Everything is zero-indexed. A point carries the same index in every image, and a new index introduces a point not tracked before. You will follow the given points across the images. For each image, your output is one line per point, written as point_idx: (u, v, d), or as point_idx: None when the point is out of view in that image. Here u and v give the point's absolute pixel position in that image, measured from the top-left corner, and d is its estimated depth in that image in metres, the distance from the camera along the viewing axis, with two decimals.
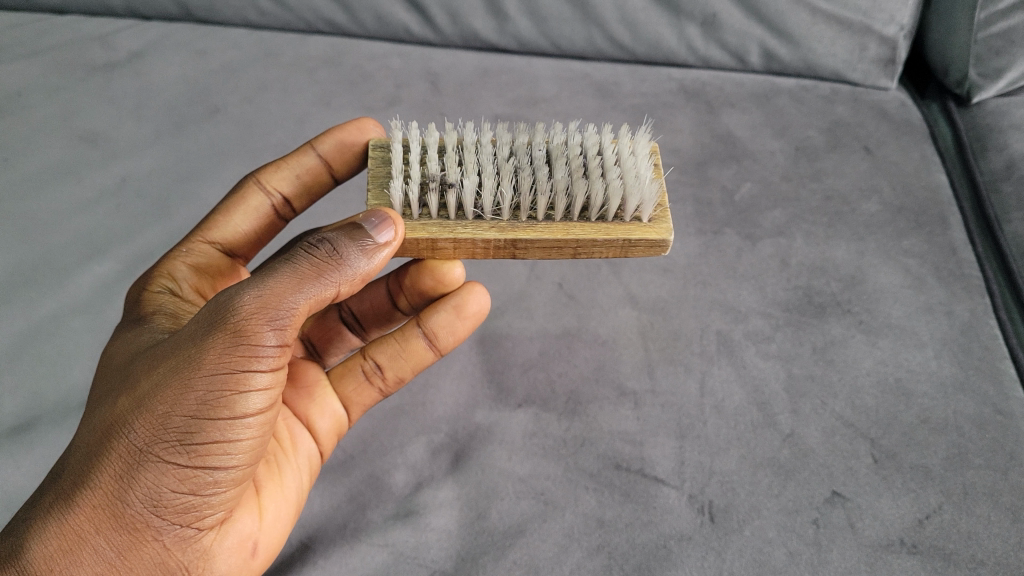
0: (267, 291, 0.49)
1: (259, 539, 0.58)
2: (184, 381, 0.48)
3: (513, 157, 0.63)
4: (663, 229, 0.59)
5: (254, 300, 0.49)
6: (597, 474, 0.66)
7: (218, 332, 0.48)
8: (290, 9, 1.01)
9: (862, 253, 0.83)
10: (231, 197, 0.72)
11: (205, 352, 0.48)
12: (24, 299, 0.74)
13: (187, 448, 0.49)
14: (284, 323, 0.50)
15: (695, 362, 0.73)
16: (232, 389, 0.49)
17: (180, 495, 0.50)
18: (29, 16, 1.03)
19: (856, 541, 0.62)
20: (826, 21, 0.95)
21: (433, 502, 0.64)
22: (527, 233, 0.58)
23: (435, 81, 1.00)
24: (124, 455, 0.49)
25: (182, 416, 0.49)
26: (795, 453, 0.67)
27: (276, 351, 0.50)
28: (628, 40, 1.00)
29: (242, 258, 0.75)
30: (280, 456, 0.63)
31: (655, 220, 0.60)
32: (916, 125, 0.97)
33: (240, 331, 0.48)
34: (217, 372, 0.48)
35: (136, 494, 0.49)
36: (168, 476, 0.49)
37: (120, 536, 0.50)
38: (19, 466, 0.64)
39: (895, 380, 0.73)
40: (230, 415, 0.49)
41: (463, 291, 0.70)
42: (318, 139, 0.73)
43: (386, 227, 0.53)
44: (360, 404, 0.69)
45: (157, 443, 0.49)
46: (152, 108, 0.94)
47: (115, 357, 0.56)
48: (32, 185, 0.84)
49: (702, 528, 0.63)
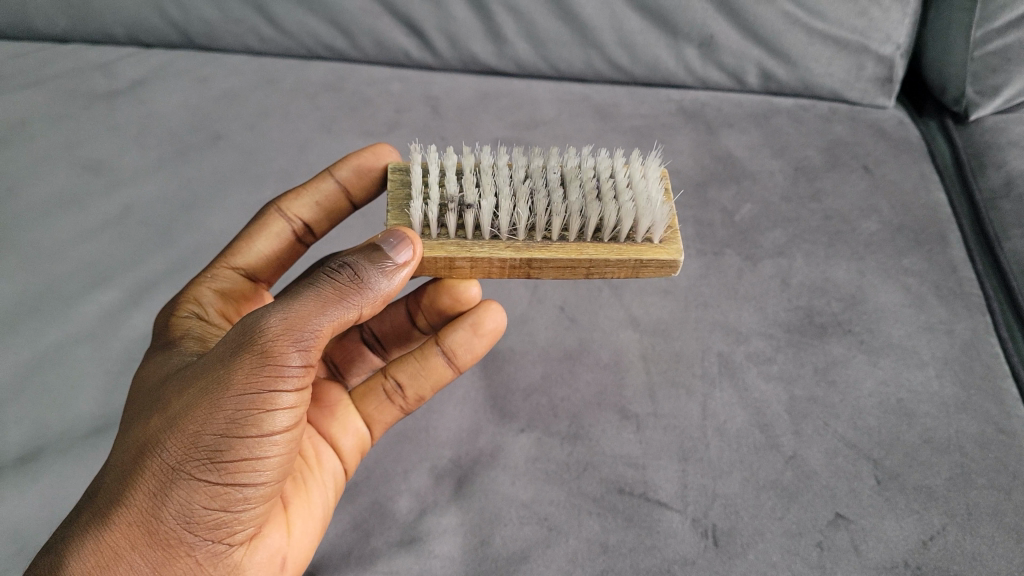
0: (293, 313, 0.50)
1: (287, 554, 0.59)
2: (213, 402, 0.49)
3: (529, 179, 0.64)
4: (677, 249, 0.60)
5: (280, 321, 0.49)
6: (600, 499, 0.66)
7: (245, 354, 0.49)
8: (290, 35, 1.02)
9: (862, 272, 0.83)
10: (254, 223, 0.73)
11: (234, 371, 0.49)
12: (29, 329, 0.75)
13: (217, 465, 0.49)
14: (309, 344, 0.50)
15: (697, 384, 0.74)
16: (259, 408, 0.49)
17: (212, 511, 0.51)
18: (32, 44, 1.04)
19: (860, 564, 0.62)
20: (824, 41, 0.96)
21: (436, 528, 0.64)
22: (542, 252, 0.59)
23: (435, 105, 1.00)
24: (157, 474, 0.49)
25: (211, 435, 0.49)
26: (798, 475, 0.68)
27: (302, 370, 0.50)
28: (627, 62, 1.00)
29: (265, 282, 0.75)
30: (306, 473, 0.65)
31: (668, 240, 0.60)
32: (915, 143, 0.97)
33: (266, 352, 0.49)
34: (245, 393, 0.49)
35: (170, 511, 0.50)
36: (200, 493, 0.50)
37: (154, 552, 0.50)
38: (25, 496, 0.65)
39: (897, 401, 0.73)
40: (258, 433, 0.50)
41: (480, 309, 0.71)
42: (336, 166, 0.74)
43: (404, 248, 0.53)
44: (382, 422, 0.70)
45: (189, 461, 0.49)
46: (154, 135, 0.94)
47: (145, 378, 0.57)
48: (35, 215, 0.84)
49: (706, 553, 0.63)
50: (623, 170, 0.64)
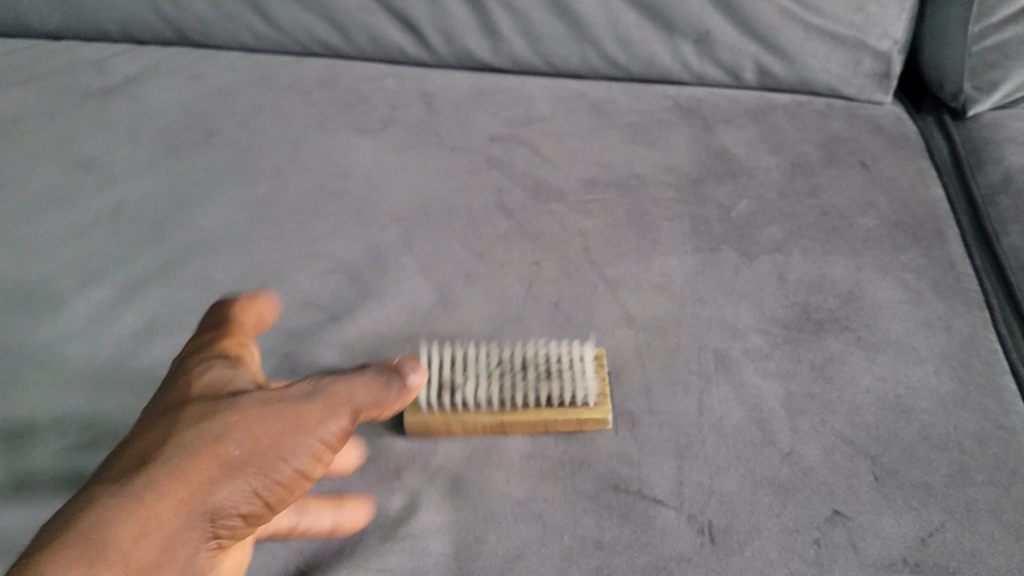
0: (356, 387, 0.55)
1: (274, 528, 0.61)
2: (292, 426, 0.52)
3: None
4: (606, 411, 0.69)
5: (357, 394, 0.55)
6: (595, 496, 0.65)
7: (324, 401, 0.53)
8: (285, 32, 1.02)
9: (860, 268, 0.83)
10: None
11: (302, 386, 0.55)
12: (21, 326, 0.74)
13: (279, 476, 0.51)
14: (364, 410, 0.55)
15: (693, 380, 0.73)
16: (331, 438, 0.53)
17: (255, 516, 0.51)
18: (26, 42, 1.05)
19: (857, 561, 0.62)
20: (821, 37, 0.95)
21: (428, 526, 0.63)
22: None
23: (430, 102, 1.00)
24: (220, 459, 0.50)
25: (287, 450, 0.51)
26: (796, 472, 0.67)
27: (361, 423, 0.55)
28: (623, 58, 1.00)
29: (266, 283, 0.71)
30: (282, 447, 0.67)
31: (601, 402, 0.70)
32: (913, 138, 0.97)
33: (340, 410, 0.54)
34: (319, 433, 0.52)
35: (223, 499, 0.49)
36: (252, 493, 0.50)
37: (196, 538, 0.49)
38: (13, 494, 0.64)
39: (895, 397, 0.72)
40: (324, 463, 0.53)
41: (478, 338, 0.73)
42: None
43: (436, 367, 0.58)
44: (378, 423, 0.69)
45: (258, 461, 0.50)
46: (148, 132, 0.94)
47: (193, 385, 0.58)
48: (26, 212, 0.84)
49: (702, 550, 0.62)
50: (568, 366, 0.71)
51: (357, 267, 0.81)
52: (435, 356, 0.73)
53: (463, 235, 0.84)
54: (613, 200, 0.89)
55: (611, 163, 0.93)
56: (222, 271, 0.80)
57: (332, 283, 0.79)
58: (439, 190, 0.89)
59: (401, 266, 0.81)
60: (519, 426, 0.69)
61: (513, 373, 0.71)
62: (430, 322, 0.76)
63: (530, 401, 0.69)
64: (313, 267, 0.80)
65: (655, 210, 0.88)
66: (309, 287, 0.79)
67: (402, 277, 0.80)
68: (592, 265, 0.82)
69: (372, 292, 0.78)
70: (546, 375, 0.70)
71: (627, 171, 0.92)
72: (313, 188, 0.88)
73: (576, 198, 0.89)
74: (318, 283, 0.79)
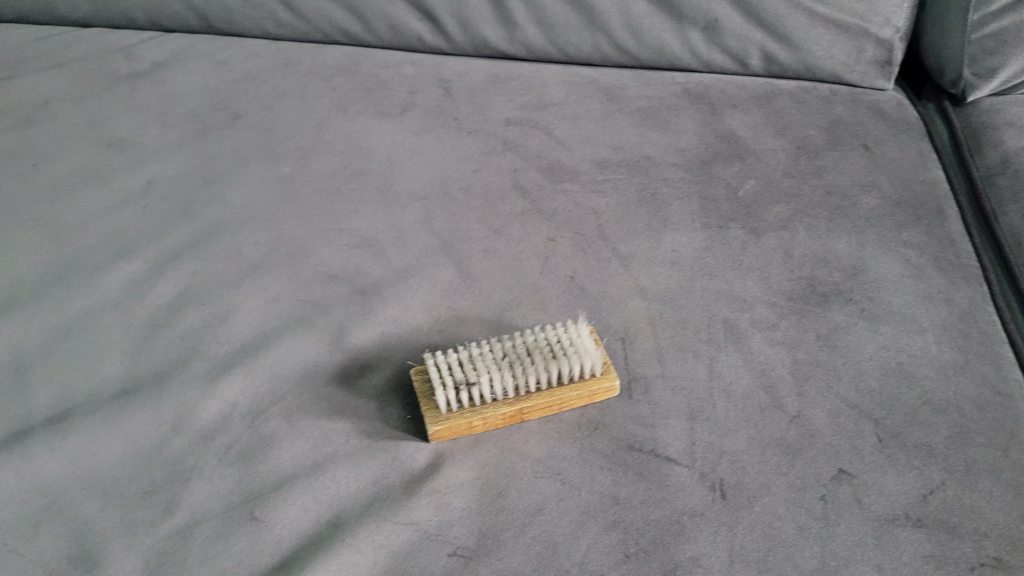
0: None
1: None
2: None
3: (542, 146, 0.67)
4: (611, 378, 0.72)
5: None
6: (612, 454, 0.68)
7: None
8: (306, 19, 1.11)
9: (863, 244, 0.86)
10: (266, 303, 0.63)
11: None
12: (57, 297, 0.79)
13: None
14: None
15: (704, 348, 0.76)
16: None
17: None
18: (59, 29, 1.18)
19: (863, 515, 0.64)
20: (825, 24, 0.99)
21: (454, 482, 0.66)
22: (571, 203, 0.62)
23: (447, 86, 1.06)
24: None
25: None
26: (803, 433, 0.70)
27: None
28: (632, 45, 1.05)
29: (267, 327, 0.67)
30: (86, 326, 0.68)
31: (604, 370, 0.72)
32: (914, 123, 1.00)
33: None
34: None
35: None
36: None
37: None
38: (55, 453, 0.67)
39: (897, 364, 0.75)
40: None
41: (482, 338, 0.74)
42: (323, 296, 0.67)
43: None
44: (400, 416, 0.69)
45: None
46: (173, 114, 1.01)
47: None
48: (59, 189, 0.90)
49: (714, 505, 0.65)
50: (567, 344, 0.72)
51: (379, 242, 0.86)
52: (455, 327, 0.77)
53: (482, 212, 0.89)
54: (623, 181, 0.93)
55: (622, 145, 0.97)
56: (249, 247, 0.85)
57: (356, 256, 0.84)
58: (458, 171, 0.94)
59: (421, 240, 0.86)
60: (537, 410, 0.70)
61: (521, 361, 0.71)
62: (451, 297, 0.80)
63: (541, 383, 0.71)
64: (339, 242, 0.86)
65: (665, 190, 0.92)
66: (332, 260, 0.84)
67: (428, 253, 0.85)
68: (605, 242, 0.86)
69: (395, 266, 0.83)
70: (551, 356, 0.71)
71: (638, 153, 0.96)
72: (336, 168, 0.94)
73: (589, 177, 0.93)
74: (341, 257, 0.84)
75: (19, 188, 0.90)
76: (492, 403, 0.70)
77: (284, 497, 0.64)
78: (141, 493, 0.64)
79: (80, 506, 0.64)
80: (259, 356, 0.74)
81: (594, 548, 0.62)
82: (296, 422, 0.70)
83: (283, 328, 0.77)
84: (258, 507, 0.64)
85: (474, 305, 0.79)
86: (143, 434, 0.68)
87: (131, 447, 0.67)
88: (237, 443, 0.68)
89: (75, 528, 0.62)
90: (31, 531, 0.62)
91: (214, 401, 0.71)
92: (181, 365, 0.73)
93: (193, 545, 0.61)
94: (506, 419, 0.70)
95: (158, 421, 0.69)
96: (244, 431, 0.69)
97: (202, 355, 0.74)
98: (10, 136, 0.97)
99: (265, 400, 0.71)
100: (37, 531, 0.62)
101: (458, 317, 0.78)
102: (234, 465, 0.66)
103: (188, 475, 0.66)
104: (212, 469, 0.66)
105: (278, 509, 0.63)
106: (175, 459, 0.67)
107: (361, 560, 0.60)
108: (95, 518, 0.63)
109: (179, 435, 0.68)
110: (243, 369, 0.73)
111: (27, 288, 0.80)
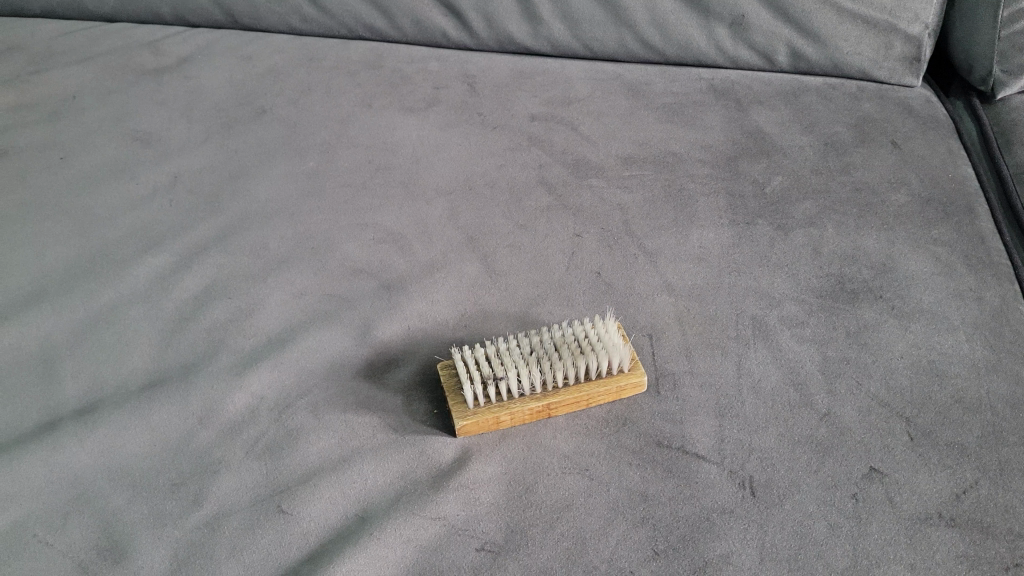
0: None
1: None
2: None
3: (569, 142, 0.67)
4: (640, 373, 0.71)
5: None
6: (640, 451, 0.67)
7: None
8: (332, 15, 1.13)
9: (892, 242, 0.84)
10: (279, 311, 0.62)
11: None
12: (85, 290, 0.80)
13: None
14: None
15: (732, 346, 0.75)
16: None
17: None
18: (87, 24, 1.21)
19: (895, 514, 0.62)
20: (853, 20, 0.99)
21: (481, 477, 0.65)
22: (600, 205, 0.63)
23: (472, 82, 1.08)
24: None
25: None
26: (833, 432, 0.68)
27: None
28: (659, 41, 1.06)
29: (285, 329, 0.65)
30: None
31: (632, 366, 0.72)
32: (942, 120, 0.99)
33: None
34: None
35: None
36: None
37: None
38: (84, 445, 0.67)
39: (929, 361, 0.73)
40: None
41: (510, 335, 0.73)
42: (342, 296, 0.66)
43: None
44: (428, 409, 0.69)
45: None
46: (200, 109, 1.04)
47: None
48: (88, 182, 0.92)
49: (743, 502, 0.63)
50: (595, 340, 0.71)
51: (404, 237, 0.86)
52: (481, 322, 0.77)
53: (506, 208, 0.89)
54: (650, 177, 0.93)
55: (648, 141, 0.97)
56: (276, 241, 0.85)
57: (381, 251, 0.84)
58: (483, 166, 0.95)
59: (446, 236, 0.86)
60: (564, 405, 0.70)
61: (548, 356, 0.71)
62: (476, 292, 0.80)
63: (569, 378, 0.70)
64: (364, 236, 0.86)
65: (691, 186, 0.91)
66: (358, 254, 0.84)
67: (454, 248, 0.85)
68: (632, 238, 0.85)
69: (421, 260, 0.83)
70: (578, 352, 0.70)
71: (665, 150, 0.96)
72: (361, 163, 0.95)
73: (615, 173, 0.93)
74: (367, 252, 0.84)
75: (46, 181, 0.92)
76: (519, 398, 0.69)
77: (311, 490, 0.64)
78: (169, 484, 0.64)
79: (107, 498, 0.64)
80: (286, 349, 0.74)
81: (622, 544, 0.60)
82: (323, 416, 0.69)
83: (310, 322, 0.77)
84: (286, 500, 0.63)
85: (500, 301, 0.79)
86: (170, 427, 0.68)
87: (159, 440, 0.67)
88: (263, 436, 0.68)
89: (103, 519, 0.62)
90: (60, 521, 0.62)
91: (240, 394, 0.71)
92: (208, 359, 0.74)
93: (221, 536, 0.61)
94: (533, 415, 0.69)
95: (185, 413, 0.69)
96: (271, 423, 0.69)
97: (228, 348, 0.75)
98: (37, 130, 0.99)
99: (291, 393, 0.71)
100: (66, 521, 0.62)
101: (484, 313, 0.78)
102: (261, 457, 0.66)
103: (215, 468, 0.65)
104: (240, 461, 0.66)
105: (305, 503, 0.63)
106: (203, 451, 0.67)
107: (389, 555, 0.60)
108: (122, 509, 0.63)
109: (206, 427, 0.68)
110: (269, 362, 0.73)
111: (55, 281, 0.81)
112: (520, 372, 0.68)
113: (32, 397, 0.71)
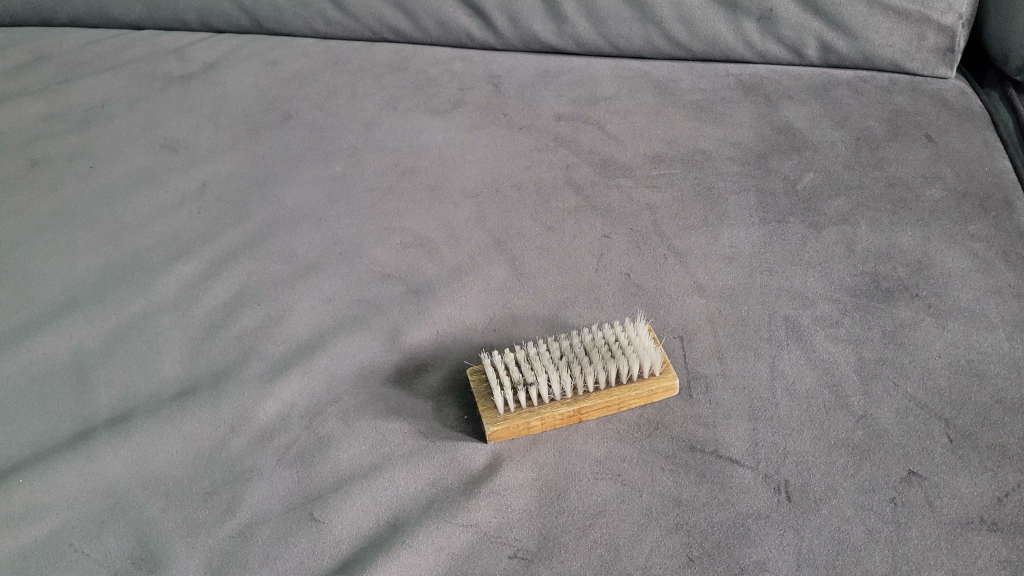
0: None
1: None
2: None
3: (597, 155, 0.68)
4: (671, 377, 0.70)
5: None
6: (672, 456, 0.66)
7: None
8: (356, 17, 1.14)
9: (928, 238, 0.83)
10: None
11: None
12: (117, 299, 0.80)
13: None
14: None
15: (765, 347, 0.74)
16: None
17: None
18: (115, 31, 1.22)
19: (935, 519, 0.60)
20: (884, 12, 0.97)
21: (513, 485, 0.65)
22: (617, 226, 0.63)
23: (497, 82, 1.07)
24: None
25: None
26: (869, 434, 0.67)
27: None
28: (685, 38, 1.05)
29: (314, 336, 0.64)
30: None
31: (663, 370, 0.71)
32: (977, 112, 0.97)
33: None
34: None
35: None
36: None
37: None
38: (117, 454, 0.67)
39: (967, 361, 0.71)
40: None
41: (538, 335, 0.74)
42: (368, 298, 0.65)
43: None
44: None
45: None
46: (226, 114, 1.04)
47: None
48: (118, 190, 0.93)
49: (779, 507, 0.62)
50: (625, 343, 0.70)
51: (431, 240, 0.86)
52: (510, 325, 0.76)
53: (533, 210, 0.89)
54: (678, 175, 0.92)
55: (676, 139, 0.96)
56: (304, 246, 0.86)
57: (408, 255, 0.84)
58: (509, 167, 0.94)
59: (473, 240, 0.86)
60: (595, 410, 0.69)
61: (579, 360, 0.70)
62: (505, 296, 0.79)
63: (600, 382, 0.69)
64: (391, 240, 0.86)
65: (721, 184, 0.90)
66: (385, 259, 0.84)
67: (482, 251, 0.84)
68: (660, 238, 0.85)
69: (449, 264, 0.83)
70: (609, 355, 0.70)
71: (694, 148, 0.95)
72: (388, 166, 0.95)
73: (643, 172, 0.92)
74: (395, 256, 0.84)
75: (77, 190, 0.93)
76: (550, 403, 0.69)
77: (342, 498, 0.64)
78: (203, 493, 0.65)
79: (141, 507, 0.64)
80: (315, 356, 0.74)
81: (657, 551, 0.60)
82: (353, 424, 0.69)
83: (339, 327, 0.77)
84: (317, 508, 0.63)
85: (529, 304, 0.78)
86: (201, 436, 0.69)
87: (191, 448, 0.68)
88: (295, 444, 0.68)
89: (138, 528, 0.62)
90: (96, 530, 0.63)
91: (271, 401, 0.71)
92: (238, 366, 0.74)
93: (254, 545, 0.61)
94: (564, 419, 0.69)
95: (217, 421, 0.70)
96: (302, 431, 0.69)
97: (259, 356, 0.75)
98: (67, 139, 1.00)
99: (323, 400, 0.71)
100: (101, 530, 0.63)
101: (513, 316, 0.77)
102: (293, 465, 0.66)
103: (247, 476, 0.66)
104: (272, 469, 0.66)
105: (337, 510, 0.63)
106: (234, 459, 0.67)
107: (422, 562, 0.59)
108: (158, 518, 0.63)
109: (238, 436, 0.68)
110: (300, 369, 0.73)
111: (87, 290, 0.82)
112: (550, 376, 0.67)
113: (66, 406, 0.72)
